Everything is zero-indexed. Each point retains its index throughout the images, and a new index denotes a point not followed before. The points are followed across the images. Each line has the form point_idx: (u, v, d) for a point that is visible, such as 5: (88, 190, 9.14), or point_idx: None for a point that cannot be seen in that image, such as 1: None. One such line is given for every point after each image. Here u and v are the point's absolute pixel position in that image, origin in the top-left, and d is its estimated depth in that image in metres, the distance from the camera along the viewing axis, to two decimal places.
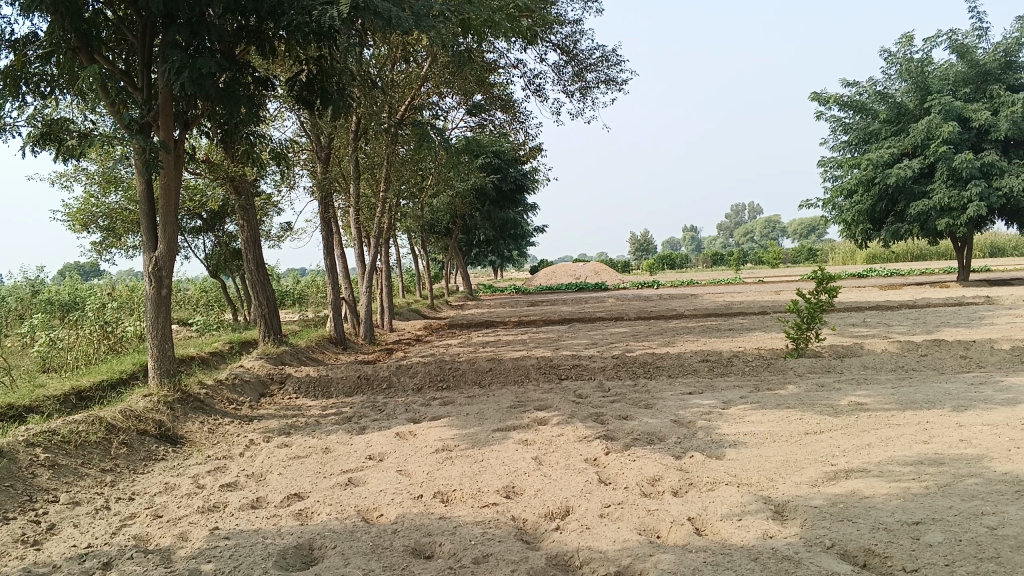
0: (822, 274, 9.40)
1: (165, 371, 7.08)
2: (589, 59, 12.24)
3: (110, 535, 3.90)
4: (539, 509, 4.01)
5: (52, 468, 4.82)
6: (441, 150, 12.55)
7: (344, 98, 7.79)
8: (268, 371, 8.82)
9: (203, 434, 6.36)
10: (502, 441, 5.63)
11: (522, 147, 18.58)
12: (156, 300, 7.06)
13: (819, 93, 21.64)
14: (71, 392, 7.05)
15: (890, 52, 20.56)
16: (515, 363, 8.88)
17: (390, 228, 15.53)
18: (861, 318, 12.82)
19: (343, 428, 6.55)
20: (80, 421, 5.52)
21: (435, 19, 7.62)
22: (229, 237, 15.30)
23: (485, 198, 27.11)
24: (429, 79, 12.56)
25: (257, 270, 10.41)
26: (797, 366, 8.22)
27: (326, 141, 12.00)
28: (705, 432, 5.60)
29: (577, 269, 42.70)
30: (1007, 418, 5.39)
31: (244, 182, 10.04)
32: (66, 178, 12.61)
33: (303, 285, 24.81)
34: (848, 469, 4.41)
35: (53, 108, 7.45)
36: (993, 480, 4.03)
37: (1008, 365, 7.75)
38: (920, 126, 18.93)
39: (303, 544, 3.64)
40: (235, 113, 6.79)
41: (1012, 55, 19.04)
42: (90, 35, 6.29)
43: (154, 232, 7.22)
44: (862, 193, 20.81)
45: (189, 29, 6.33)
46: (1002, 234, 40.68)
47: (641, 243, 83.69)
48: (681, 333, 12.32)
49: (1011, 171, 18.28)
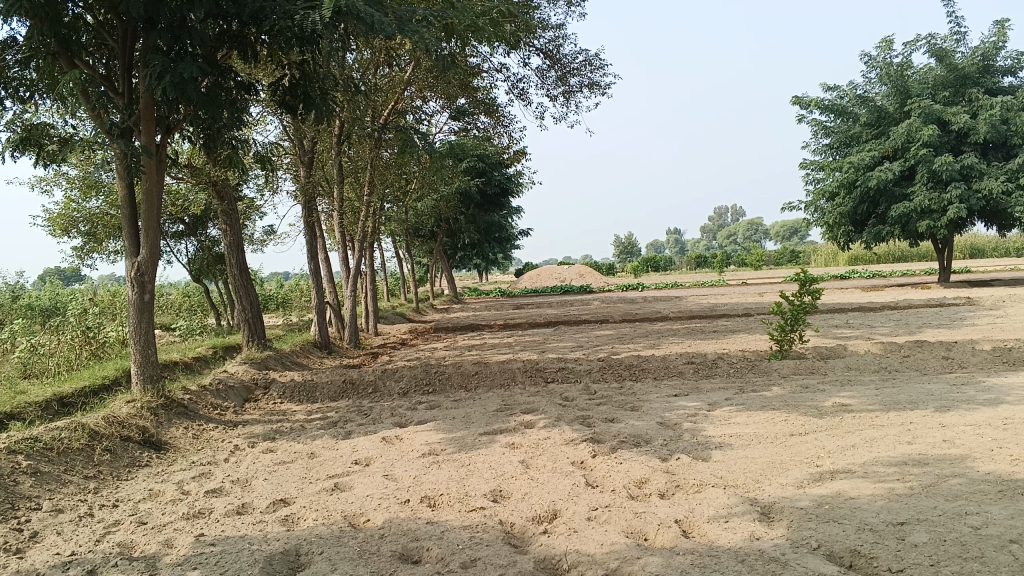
0: (805, 276, 9.46)
1: (149, 377, 7.02)
2: (573, 63, 12.27)
3: (94, 543, 3.87)
4: (526, 512, 4.01)
5: (35, 476, 4.77)
6: (426, 153, 12.54)
7: (327, 103, 7.75)
8: (252, 376, 8.76)
9: (187, 440, 6.32)
10: (489, 445, 5.62)
11: (506, 151, 18.58)
12: (138, 305, 7.00)
13: (801, 96, 21.80)
14: (53, 398, 6.98)
15: (870, 56, 20.74)
16: (501, 367, 8.88)
17: (374, 231, 15.46)
18: (844, 320, 12.91)
19: (328, 433, 6.52)
20: (62, 428, 5.47)
21: (418, 24, 7.61)
22: (212, 242, 15.20)
23: (470, 202, 27.10)
24: (413, 83, 12.55)
25: (241, 275, 10.34)
26: (782, 368, 8.27)
27: (309, 145, 11.95)
28: (691, 434, 5.62)
29: (562, 272, 42.77)
30: (990, 418, 5.44)
31: (227, 186, 9.97)
32: (46, 183, 12.49)
33: (287, 289, 24.68)
34: (833, 470, 4.45)
35: (33, 113, 7.38)
36: (976, 480, 4.07)
37: (989, 365, 7.83)
38: (901, 129, 19.11)
39: (290, 549, 3.62)
40: (218, 118, 6.75)
41: (990, 59, 19.25)
42: (71, 39, 6.24)
43: (136, 237, 7.16)
44: (844, 195, 20.97)
45: (170, 34, 6.29)
46: (981, 235, 41.19)
47: (625, 245, 83.99)
48: (666, 335, 12.36)
49: (990, 174, 18.48)
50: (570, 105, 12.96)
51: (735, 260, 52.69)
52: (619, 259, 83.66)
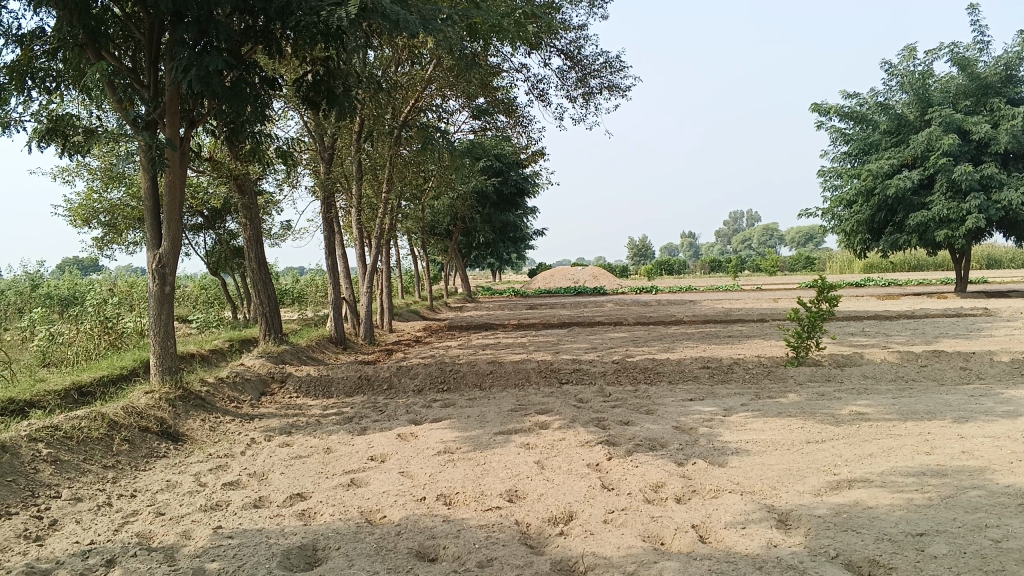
0: (822, 282, 9.39)
1: (167, 368, 7.06)
2: (593, 65, 12.25)
3: (114, 532, 3.90)
4: (542, 513, 4.01)
5: (55, 464, 4.82)
6: (445, 152, 12.59)
7: (349, 99, 7.73)
8: (268, 370, 8.80)
9: (204, 432, 6.36)
10: (504, 444, 5.63)
11: (524, 151, 18.61)
12: (159, 297, 7.05)
13: (820, 103, 21.73)
14: (72, 387, 7.04)
15: (891, 64, 20.65)
16: (516, 366, 8.88)
17: (391, 228, 15.46)
18: (860, 328, 12.83)
19: (343, 429, 6.53)
20: (82, 417, 5.51)
21: (443, 22, 7.62)
22: (229, 235, 15.28)
23: (486, 201, 27.14)
24: (433, 81, 12.53)
25: (259, 268, 10.37)
26: (798, 374, 8.23)
27: (329, 142, 11.98)
28: (707, 439, 5.61)
29: (575, 273, 42.67)
30: (1009, 430, 5.40)
31: (248, 181, 10.00)
32: (67, 173, 12.60)
33: (302, 283, 24.75)
34: (850, 479, 4.42)
35: (59, 103, 7.44)
36: (996, 492, 4.04)
37: (1008, 377, 7.77)
38: (921, 137, 18.97)
39: (307, 544, 3.63)
40: (242, 112, 6.78)
41: (1013, 68, 19.10)
42: (99, 32, 6.28)
43: (159, 229, 7.22)
44: (862, 203, 20.87)
45: (197, 27, 6.32)
46: (999, 245, 41.06)
47: (637, 245, 82.87)
48: (680, 339, 12.34)
49: (1011, 184, 18.32)
50: (589, 107, 12.93)
51: (749, 264, 52.47)
52: (632, 261, 83.34)
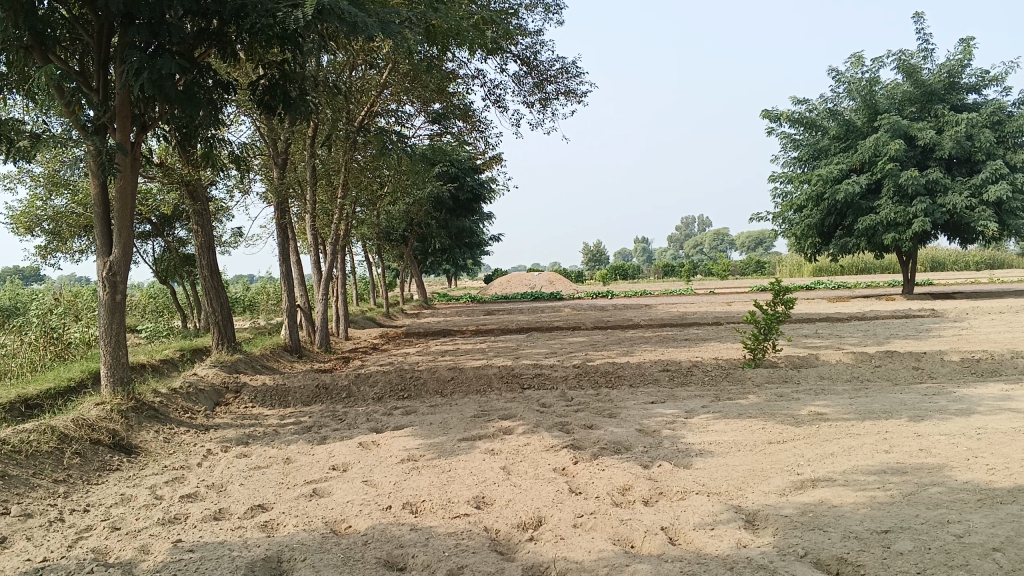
0: (779, 285, 9.50)
1: (118, 379, 6.86)
2: (550, 70, 12.28)
3: (67, 549, 3.75)
4: (511, 519, 3.97)
5: (2, 479, 4.63)
6: (403, 156, 12.51)
7: (305, 103, 7.58)
8: (223, 380, 8.61)
9: (158, 443, 6.18)
10: (469, 451, 5.57)
11: (481, 157, 18.59)
12: (110, 305, 6.85)
13: (770, 109, 22.12)
14: (18, 400, 6.79)
15: (839, 71, 21.11)
16: (476, 372, 8.83)
17: (346, 234, 15.28)
18: (813, 330, 13.02)
19: (303, 438, 6.41)
20: (31, 430, 5.33)
21: (401, 24, 7.58)
22: (179, 242, 14.97)
23: (442, 207, 27.03)
24: (388, 86, 12.45)
25: (211, 276, 10.12)
26: (755, 376, 8.32)
27: (283, 147, 11.79)
28: (671, 441, 5.63)
29: (532, 279, 42.66)
30: (963, 428, 5.51)
31: (200, 187, 9.77)
32: (9, 180, 12.21)
33: (253, 292, 24.32)
34: (814, 478, 4.47)
35: (1, 108, 7.20)
36: (955, 488, 4.11)
37: (959, 376, 7.96)
38: (868, 143, 19.40)
39: (272, 556, 3.54)
40: (195, 116, 6.62)
41: (955, 76, 19.65)
42: (45, 33, 6.09)
43: (109, 237, 7.01)
44: (811, 208, 21.26)
45: (149, 30, 6.18)
46: (942, 248, 42.25)
47: (592, 254, 83.36)
48: (639, 343, 12.39)
49: (955, 188, 18.83)
50: (546, 112, 12.98)
51: (700, 269, 53.13)
52: (587, 266, 83.85)
